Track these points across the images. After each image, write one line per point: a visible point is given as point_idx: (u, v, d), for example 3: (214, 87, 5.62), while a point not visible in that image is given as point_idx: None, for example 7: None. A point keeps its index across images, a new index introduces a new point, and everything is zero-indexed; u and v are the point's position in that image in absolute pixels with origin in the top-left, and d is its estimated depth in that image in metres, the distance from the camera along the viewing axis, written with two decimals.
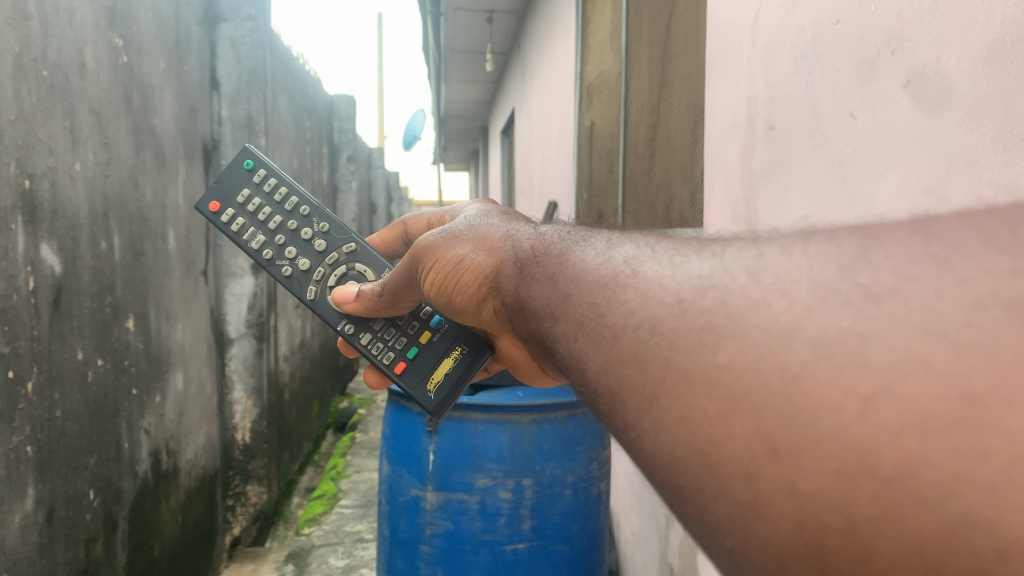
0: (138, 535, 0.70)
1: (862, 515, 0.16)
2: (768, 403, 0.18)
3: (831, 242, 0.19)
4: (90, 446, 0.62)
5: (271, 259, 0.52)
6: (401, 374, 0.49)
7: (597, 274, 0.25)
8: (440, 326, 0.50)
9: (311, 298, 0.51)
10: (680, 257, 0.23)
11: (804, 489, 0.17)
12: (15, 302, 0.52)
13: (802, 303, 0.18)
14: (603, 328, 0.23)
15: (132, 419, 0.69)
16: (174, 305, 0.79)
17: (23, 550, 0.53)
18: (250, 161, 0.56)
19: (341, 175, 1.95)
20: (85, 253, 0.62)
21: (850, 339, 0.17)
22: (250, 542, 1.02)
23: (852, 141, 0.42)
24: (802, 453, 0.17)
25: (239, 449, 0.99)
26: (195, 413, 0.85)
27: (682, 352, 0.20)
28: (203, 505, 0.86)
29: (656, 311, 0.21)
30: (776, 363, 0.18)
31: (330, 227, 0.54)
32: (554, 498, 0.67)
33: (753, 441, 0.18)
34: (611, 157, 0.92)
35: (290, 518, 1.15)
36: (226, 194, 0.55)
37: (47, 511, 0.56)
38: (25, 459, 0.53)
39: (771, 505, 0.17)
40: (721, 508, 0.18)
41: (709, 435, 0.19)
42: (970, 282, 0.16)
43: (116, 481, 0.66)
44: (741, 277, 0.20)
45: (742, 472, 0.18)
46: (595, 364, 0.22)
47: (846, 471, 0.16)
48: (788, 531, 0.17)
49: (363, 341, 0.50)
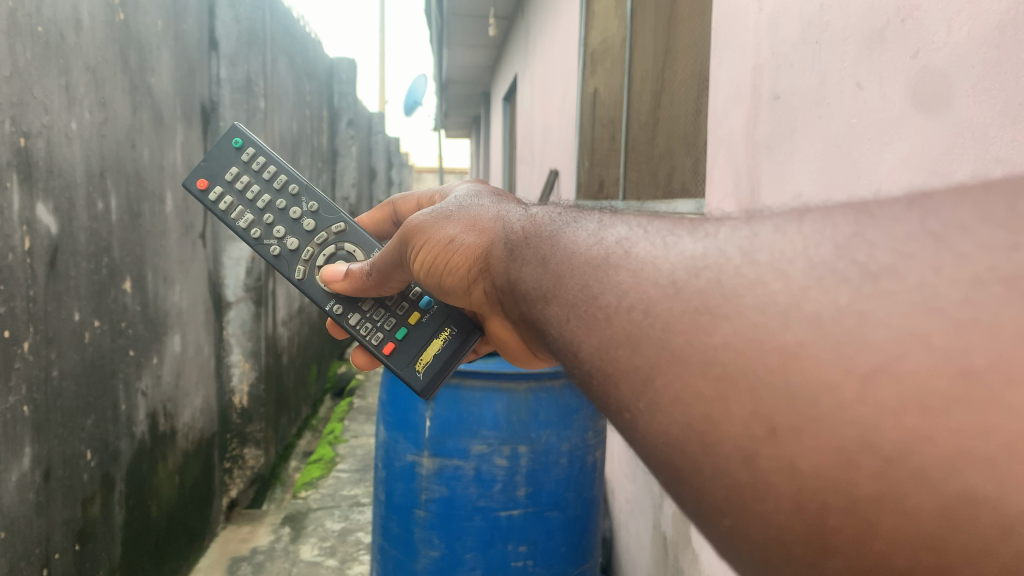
0: (135, 495, 0.70)
1: (863, 492, 0.16)
2: (766, 382, 0.18)
3: (825, 220, 0.19)
4: (87, 407, 0.62)
5: (259, 238, 0.52)
6: (389, 355, 0.49)
7: (590, 256, 0.24)
8: (429, 306, 0.50)
9: (300, 277, 0.51)
10: (672, 237, 0.23)
11: (804, 467, 0.17)
12: (10, 263, 0.52)
13: (798, 282, 0.18)
14: (595, 310, 0.22)
15: (129, 380, 0.69)
16: (172, 268, 0.79)
17: (20, 509, 0.54)
18: (239, 139, 0.55)
19: (340, 139, 1.94)
20: (81, 213, 0.61)
21: (848, 317, 0.17)
22: (247, 504, 1.02)
23: (858, 112, 0.42)
24: (802, 430, 0.17)
25: (237, 412, 0.99)
26: (193, 375, 0.85)
27: (677, 332, 0.20)
28: (200, 469, 0.87)
29: (651, 292, 0.21)
30: (773, 344, 0.18)
31: (318, 206, 0.53)
32: (550, 465, 0.67)
33: (750, 420, 0.18)
34: (614, 126, 0.92)
35: (287, 481, 1.15)
36: (214, 172, 0.54)
37: (44, 471, 0.57)
38: (22, 419, 0.53)
39: (770, 485, 0.17)
40: (720, 488, 0.18)
41: (705, 415, 0.18)
42: (968, 258, 0.16)
43: (114, 442, 0.66)
44: (735, 258, 0.20)
45: (740, 452, 0.18)
46: (589, 348, 0.22)
47: (848, 449, 0.16)
48: (786, 510, 0.17)
49: (351, 321, 0.49)
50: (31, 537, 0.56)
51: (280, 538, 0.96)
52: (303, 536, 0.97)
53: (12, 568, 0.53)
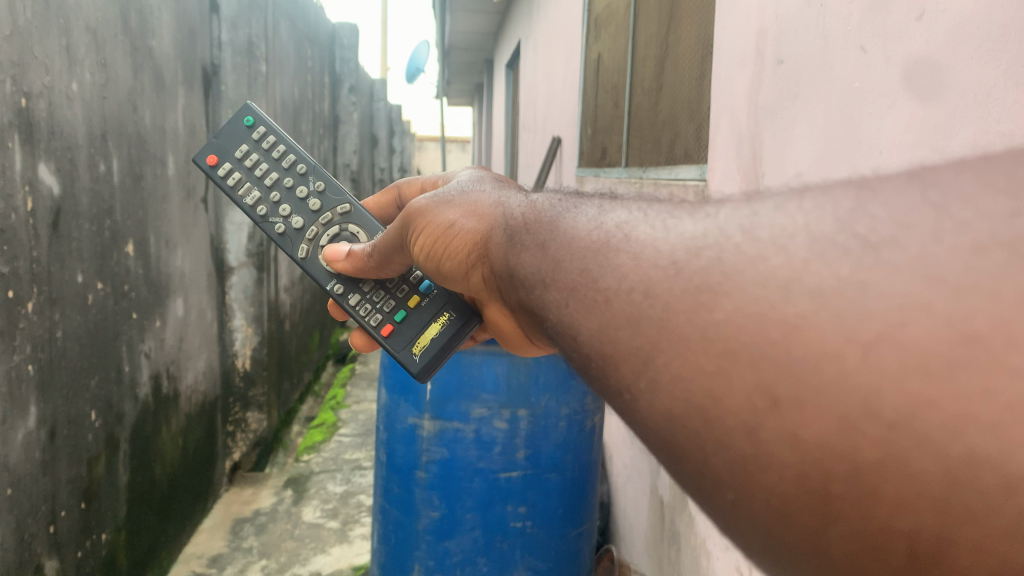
0: (139, 456, 0.71)
1: (865, 459, 0.16)
2: (768, 355, 0.18)
3: (826, 196, 0.19)
4: (90, 367, 0.63)
5: (264, 216, 0.51)
6: (387, 337, 0.48)
7: (591, 240, 0.24)
8: (429, 290, 0.48)
9: (303, 257, 0.50)
10: (672, 219, 0.23)
11: (806, 436, 0.17)
12: (14, 223, 0.52)
13: (799, 256, 0.18)
14: (594, 294, 0.23)
15: (132, 343, 0.70)
16: (174, 231, 0.79)
17: (26, 466, 0.55)
18: (251, 118, 0.54)
19: (342, 104, 1.93)
20: (83, 175, 0.61)
21: (850, 288, 0.17)
22: (250, 466, 1.04)
23: (861, 76, 0.42)
24: (804, 401, 0.17)
25: (239, 375, 1.00)
26: (196, 338, 0.86)
27: (677, 312, 0.20)
28: (203, 430, 0.88)
29: (651, 273, 0.21)
30: (775, 317, 0.18)
31: (325, 186, 0.53)
32: (549, 429, 0.68)
33: (752, 393, 0.18)
34: (617, 92, 0.91)
35: (290, 445, 1.17)
36: (224, 148, 0.53)
37: (49, 430, 0.57)
38: (26, 378, 0.54)
39: (773, 456, 0.17)
40: (724, 461, 0.18)
41: (708, 390, 0.19)
42: (969, 226, 0.16)
43: (118, 403, 0.67)
44: (735, 235, 0.20)
45: (743, 425, 0.18)
46: (589, 329, 0.22)
47: (850, 416, 0.16)
48: (790, 480, 0.17)
49: (351, 302, 0.48)
50: (37, 494, 0.57)
51: (283, 500, 0.97)
52: (306, 498, 0.99)
53: (19, 525, 0.55)
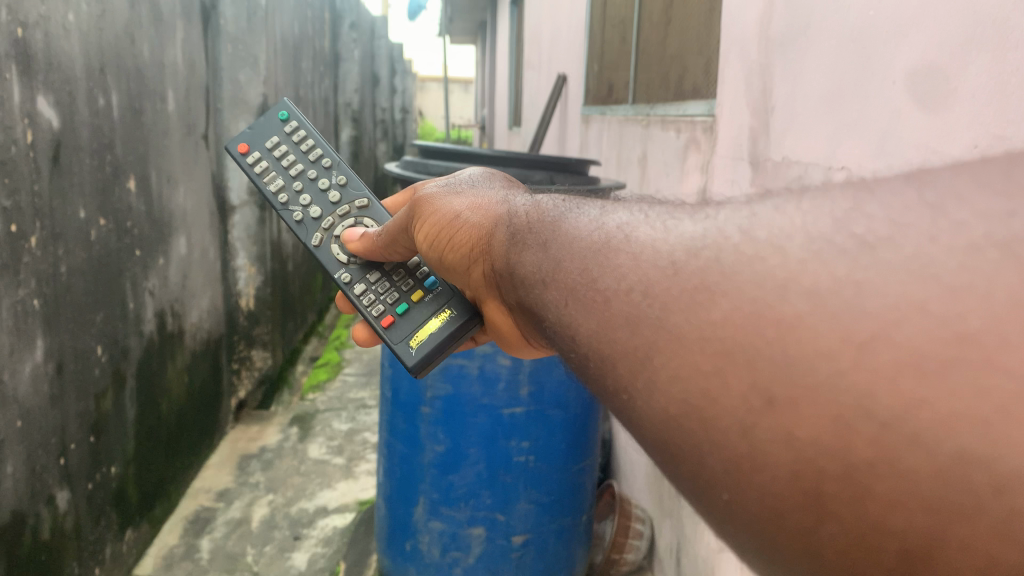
0: (145, 390, 0.71)
1: (860, 458, 0.15)
2: (763, 353, 0.17)
3: (823, 196, 0.19)
4: (95, 304, 0.63)
5: (283, 202, 0.44)
6: (386, 328, 0.40)
7: (590, 240, 0.22)
8: (435, 286, 0.41)
9: (316, 244, 0.43)
10: (672, 222, 0.21)
11: (801, 436, 0.16)
12: (13, 156, 0.51)
13: (795, 256, 0.17)
14: (593, 294, 0.21)
15: (136, 280, 0.70)
16: (175, 168, 0.78)
17: (35, 399, 0.56)
18: (285, 113, 0.49)
19: (343, 42, 1.91)
20: (82, 108, 0.60)
21: (845, 288, 0.16)
22: (256, 405, 1.05)
23: (876, 5, 0.41)
24: (799, 401, 0.16)
25: (244, 314, 1.00)
26: (200, 276, 0.86)
27: (675, 312, 0.19)
28: (209, 367, 0.88)
29: (649, 274, 0.20)
30: (770, 317, 0.17)
31: (349, 181, 0.46)
32: (552, 366, 0.68)
33: (748, 393, 0.17)
34: (624, 28, 0.89)
35: (294, 382, 1.18)
36: (253, 139, 0.47)
37: (56, 363, 0.58)
38: (32, 313, 0.55)
39: (768, 455, 0.17)
40: (717, 461, 0.17)
41: (703, 389, 0.18)
42: (963, 226, 0.16)
43: (123, 339, 0.67)
44: (734, 236, 0.19)
45: (738, 425, 0.17)
46: (586, 330, 0.21)
47: (844, 416, 0.15)
48: (784, 480, 0.16)
49: (353, 290, 0.41)
50: (47, 428, 0.58)
51: (289, 437, 0.99)
52: (311, 435, 1.00)
53: (31, 456, 0.56)
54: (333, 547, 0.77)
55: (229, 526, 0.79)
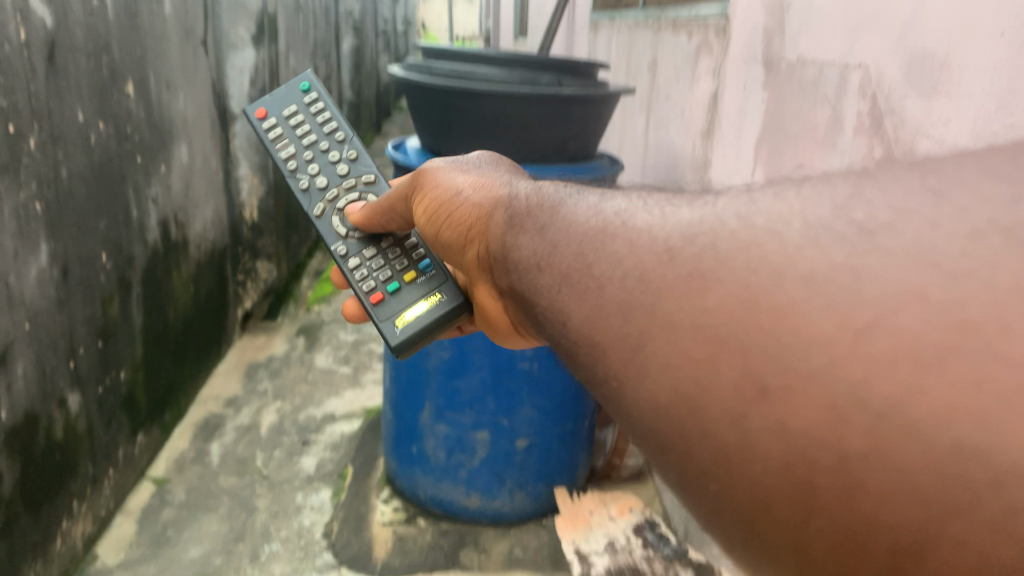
0: (151, 300, 0.72)
1: (852, 449, 0.16)
2: (757, 342, 0.18)
3: (825, 184, 0.20)
4: (98, 209, 0.62)
5: (292, 170, 0.45)
6: (374, 305, 0.40)
7: (587, 225, 0.24)
8: (430, 269, 0.41)
9: (318, 215, 0.43)
10: (671, 207, 0.23)
11: (795, 427, 0.17)
12: (8, 54, 0.50)
13: (793, 242, 0.19)
14: (587, 280, 0.23)
15: (139, 186, 0.69)
16: (174, 73, 0.76)
17: (42, 302, 0.56)
18: (307, 84, 0.48)
19: None
20: (77, 6, 0.58)
21: (841, 274, 0.17)
22: (262, 316, 1.07)
23: None
24: (792, 391, 0.17)
25: (247, 224, 1.00)
26: (202, 186, 0.85)
27: (670, 299, 0.20)
28: (213, 278, 0.88)
29: (644, 259, 0.21)
30: (765, 302, 0.18)
31: (359, 156, 0.46)
32: None
33: (741, 381, 0.18)
34: None
35: (301, 296, 1.18)
36: (273, 106, 0.47)
37: (61, 268, 0.58)
38: (35, 216, 0.54)
39: (758, 445, 0.17)
40: (707, 453, 0.18)
41: (695, 379, 0.19)
42: (967, 212, 0.17)
43: (128, 248, 0.67)
44: (731, 222, 0.20)
45: (728, 413, 0.18)
46: (578, 313, 0.23)
47: (837, 406, 0.16)
48: (775, 470, 0.17)
49: (349, 265, 0.41)
50: (55, 331, 0.58)
51: (296, 347, 1.01)
52: (318, 345, 1.02)
53: (40, 359, 0.56)
54: (342, 451, 0.81)
55: (238, 433, 0.81)
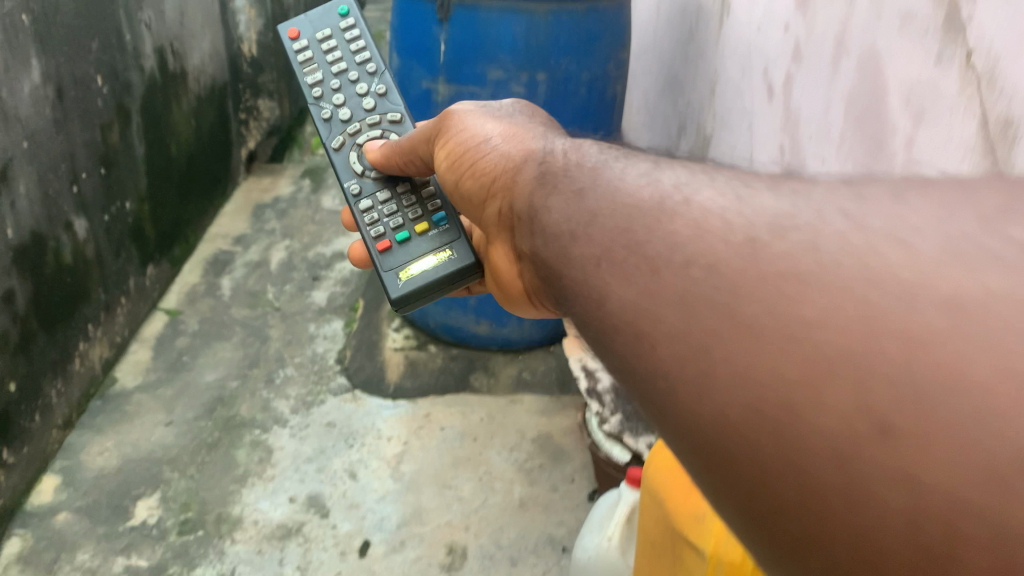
0: (153, 130, 0.71)
1: (1009, 515, 0.12)
2: (880, 368, 0.14)
3: (964, 193, 0.18)
4: (91, 29, 0.59)
5: (317, 97, 0.46)
6: (380, 252, 0.41)
7: (648, 199, 0.21)
8: (442, 222, 0.42)
9: (336, 147, 0.45)
10: (748, 191, 0.20)
11: (927, 476, 0.13)
12: None
13: (926, 254, 0.16)
14: (636, 262, 0.19)
15: (132, 9, 0.65)
16: None
17: (38, 122, 0.54)
18: (346, 8, 0.49)
19: None
20: None
21: (994, 301, 0.14)
22: (268, 158, 1.04)
23: None
24: (924, 432, 0.14)
25: (248, 61, 0.96)
26: (201, 17, 0.81)
27: (750, 301, 0.17)
28: (214, 115, 0.87)
29: (718, 250, 0.18)
30: (890, 325, 0.15)
31: (388, 91, 0.46)
32: (567, 95, 0.64)
33: (853, 412, 0.14)
34: None
35: (303, 141, 1.11)
36: (308, 27, 0.48)
37: (56, 88, 0.56)
38: (22, 30, 0.51)
39: (873, 492, 0.14)
40: (797, 489, 0.15)
41: (787, 399, 0.15)
42: None
43: (125, 73, 0.65)
44: (837, 220, 0.18)
45: (831, 447, 0.14)
46: (620, 297, 0.19)
47: (988, 458, 0.13)
48: (892, 526, 0.14)
49: (361, 207, 0.43)
50: (55, 154, 0.57)
51: (302, 189, 1.00)
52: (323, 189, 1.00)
53: (41, 182, 0.56)
54: (352, 287, 0.84)
55: (248, 268, 0.85)
